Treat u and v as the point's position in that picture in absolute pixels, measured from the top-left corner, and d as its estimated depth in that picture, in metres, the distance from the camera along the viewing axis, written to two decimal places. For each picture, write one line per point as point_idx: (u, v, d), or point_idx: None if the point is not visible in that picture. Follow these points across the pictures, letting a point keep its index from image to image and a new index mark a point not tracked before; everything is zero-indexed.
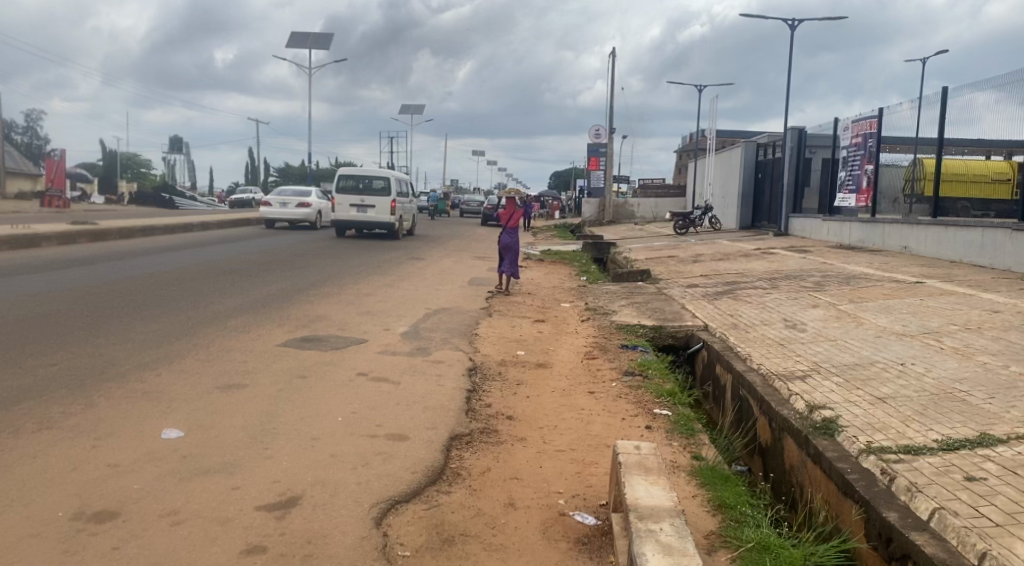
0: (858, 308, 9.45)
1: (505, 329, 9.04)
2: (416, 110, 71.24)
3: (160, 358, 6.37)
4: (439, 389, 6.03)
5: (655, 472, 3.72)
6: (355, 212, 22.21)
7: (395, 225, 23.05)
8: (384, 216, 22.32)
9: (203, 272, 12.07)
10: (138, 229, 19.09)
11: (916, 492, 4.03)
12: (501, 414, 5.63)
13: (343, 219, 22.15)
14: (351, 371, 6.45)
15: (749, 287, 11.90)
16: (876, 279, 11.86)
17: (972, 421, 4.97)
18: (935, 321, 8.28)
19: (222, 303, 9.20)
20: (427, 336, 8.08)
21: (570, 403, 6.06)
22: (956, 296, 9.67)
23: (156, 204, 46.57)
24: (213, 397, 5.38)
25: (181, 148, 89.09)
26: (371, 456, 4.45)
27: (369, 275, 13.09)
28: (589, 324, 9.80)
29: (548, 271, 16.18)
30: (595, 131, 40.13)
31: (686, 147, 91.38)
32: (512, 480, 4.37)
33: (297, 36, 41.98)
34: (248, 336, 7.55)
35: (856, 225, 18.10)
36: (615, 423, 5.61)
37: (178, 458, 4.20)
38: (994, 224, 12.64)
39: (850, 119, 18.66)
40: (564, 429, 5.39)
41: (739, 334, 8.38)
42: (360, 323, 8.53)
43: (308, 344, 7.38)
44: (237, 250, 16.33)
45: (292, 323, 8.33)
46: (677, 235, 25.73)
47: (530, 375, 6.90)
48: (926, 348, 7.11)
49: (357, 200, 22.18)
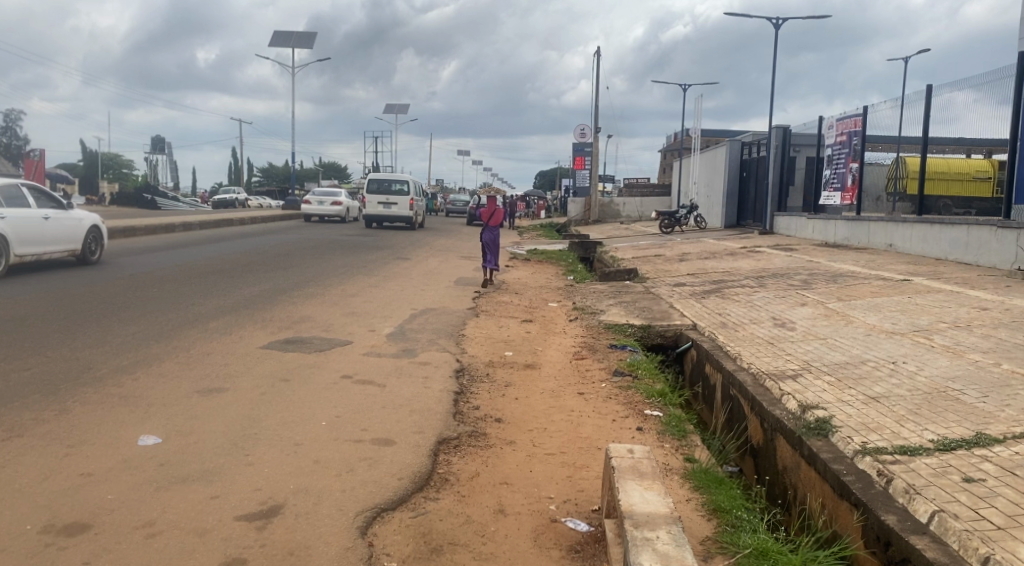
0: (847, 306, 9.40)
1: (493, 329, 8.92)
2: (399, 110, 70.97)
3: (138, 361, 6.21)
4: (425, 392, 5.90)
5: (649, 476, 3.63)
6: (381, 209, 26.74)
7: (415, 218, 27.70)
8: (404, 212, 26.84)
9: (184, 273, 11.90)
10: (119, 231, 18.89)
11: (915, 494, 3.96)
12: (489, 416, 5.52)
13: (371, 214, 26.82)
14: (336, 373, 6.32)
15: (736, 286, 11.84)
16: (863, 276, 11.83)
17: (968, 421, 4.90)
18: (924, 319, 8.22)
19: (204, 305, 9.07)
20: (414, 338, 7.95)
21: (559, 405, 5.96)
22: (943, 293, 9.64)
23: (138, 205, 46.28)
24: (192, 402, 5.23)
25: (163, 149, 88.22)
26: (356, 462, 4.32)
27: (353, 275, 12.97)
28: (576, 324, 9.70)
29: (534, 271, 16.08)
30: (580, 130, 40.11)
31: (669, 148, 91.60)
32: (502, 485, 4.26)
33: (281, 35, 41.76)
34: (230, 338, 7.41)
35: (841, 224, 18.08)
36: (606, 424, 5.52)
37: (155, 466, 4.06)
38: (979, 222, 12.64)
39: (834, 118, 18.67)
40: (555, 431, 5.29)
41: (728, 332, 8.31)
42: (344, 325, 8.40)
43: (292, 346, 7.25)
44: (220, 251, 16.17)
45: (275, 324, 8.20)
46: (663, 234, 25.66)
47: (518, 376, 6.79)
48: (917, 346, 7.05)
49: (382, 198, 26.74)
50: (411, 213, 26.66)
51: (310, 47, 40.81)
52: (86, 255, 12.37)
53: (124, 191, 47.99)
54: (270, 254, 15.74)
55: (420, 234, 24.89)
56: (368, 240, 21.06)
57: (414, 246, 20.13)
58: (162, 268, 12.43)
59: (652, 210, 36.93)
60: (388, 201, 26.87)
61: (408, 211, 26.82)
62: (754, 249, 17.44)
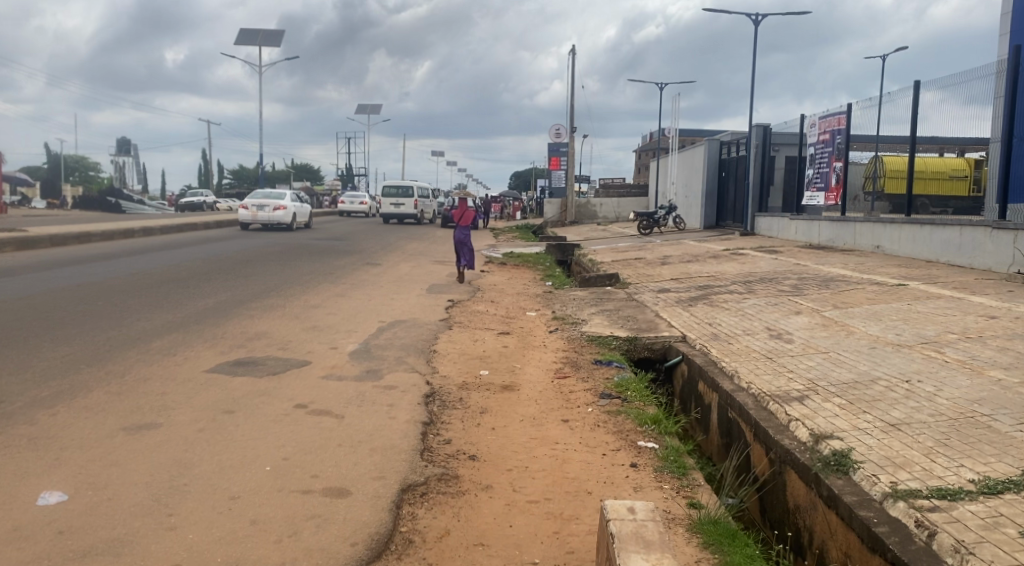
0: (844, 314, 8.81)
1: (466, 343, 8.22)
2: (371, 110, 70.21)
3: (62, 392, 5.46)
4: (390, 425, 5.19)
5: (658, 547, 2.97)
6: (391, 208, 32.50)
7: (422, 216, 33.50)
8: (412, 210, 32.76)
9: (135, 283, 11.11)
10: (71, 236, 17.99)
11: (968, 555, 3.37)
12: (461, 453, 4.84)
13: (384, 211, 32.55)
14: (289, 402, 5.61)
15: (723, 292, 11.23)
16: (855, 281, 11.29)
17: (1008, 456, 4.31)
18: (931, 328, 7.65)
19: (151, 319, 8.37)
20: (380, 355, 7.26)
21: (542, 436, 5.29)
22: (945, 300, 9.09)
23: (103, 208, 45.32)
24: (115, 445, 4.51)
25: (129, 150, 86.54)
26: (302, 522, 3.63)
27: (318, 284, 12.25)
28: (556, 335, 9.04)
29: (510, 275, 15.44)
30: (554, 130, 39.56)
31: (645, 148, 91.60)
32: (477, 547, 3.60)
33: (248, 33, 40.80)
34: (174, 360, 6.67)
35: (825, 225, 17.56)
36: (595, 459, 4.86)
37: (51, 535, 3.35)
38: (972, 222, 12.16)
39: (817, 116, 18.15)
40: (539, 472, 4.62)
41: (721, 346, 7.69)
42: (304, 342, 7.68)
43: (242, 368, 6.53)
44: (177, 256, 15.36)
45: (225, 342, 7.47)
46: (640, 236, 25.11)
47: (495, 401, 6.11)
48: (929, 361, 6.47)
49: (394, 200, 32.47)
50: (416, 212, 32.28)
51: (276, 44, 39.84)
52: (309, 224, 26.50)
53: (88, 194, 46.88)
54: (232, 260, 15.02)
55: (391, 237, 24.21)
56: (336, 243, 20.32)
57: (385, 250, 19.45)
58: (111, 278, 11.63)
59: (630, 210, 36.47)
60: (398, 202, 32.67)
61: (414, 212, 32.26)
62: (737, 251, 16.92)
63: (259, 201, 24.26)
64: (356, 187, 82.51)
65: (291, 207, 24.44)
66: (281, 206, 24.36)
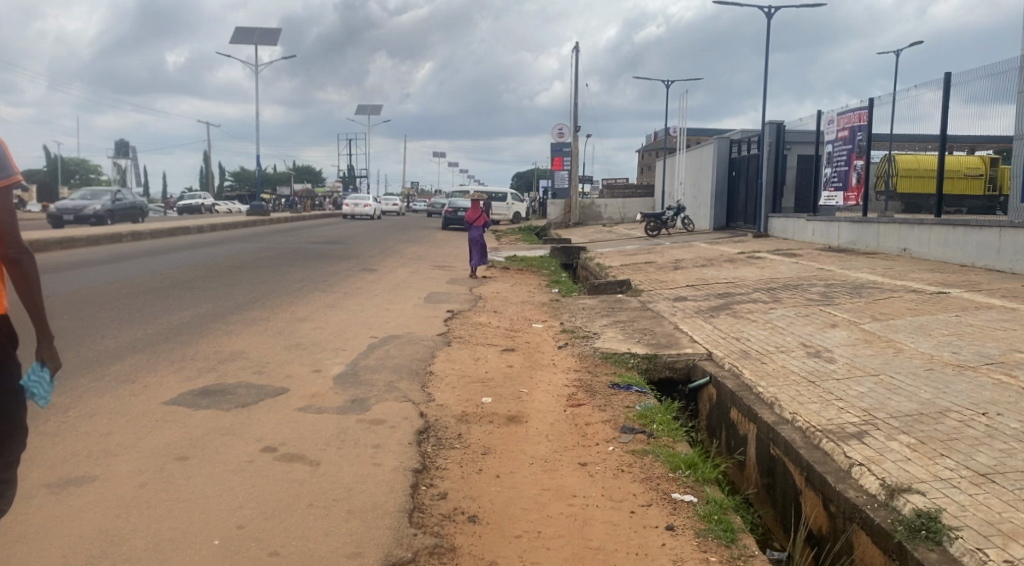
0: (887, 328, 7.94)
1: (467, 362, 7.36)
2: (372, 110, 70.06)
3: None
4: (376, 475, 4.32)
5: None
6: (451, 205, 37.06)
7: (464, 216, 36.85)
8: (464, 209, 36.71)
9: (110, 292, 10.30)
10: (55, 241, 17.18)
11: None
12: (460, 514, 3.97)
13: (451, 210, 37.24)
14: (255, 444, 4.74)
15: (745, 301, 10.33)
16: (888, 288, 10.43)
17: None
18: (993, 346, 6.77)
19: (115, 337, 7.52)
20: (369, 379, 6.41)
21: (556, 487, 4.42)
22: (997, 310, 8.22)
23: None
24: (29, 508, 3.66)
25: (128, 152, 85.89)
26: None
27: (308, 292, 11.43)
28: (566, 352, 8.15)
29: (513, 282, 14.55)
30: (555, 129, 38.71)
31: (648, 148, 91.54)
32: None
33: (243, 31, 40.00)
34: (131, 387, 5.82)
35: (844, 226, 16.64)
36: (622, 521, 3.99)
37: None
38: (1012, 224, 11.29)
39: (835, 111, 17.23)
40: (555, 541, 3.75)
41: (752, 365, 6.84)
42: (283, 363, 6.82)
43: (210, 398, 5.69)
44: (162, 263, 14.48)
45: (194, 365, 6.62)
46: (648, 237, 24.27)
47: (499, 437, 5.25)
48: (1002, 388, 5.58)
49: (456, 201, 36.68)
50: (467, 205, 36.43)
51: (275, 43, 39.08)
52: (378, 217, 41.38)
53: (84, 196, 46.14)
54: (218, 267, 14.08)
55: (389, 240, 23.30)
56: (332, 248, 19.42)
57: (383, 254, 18.71)
58: (86, 286, 10.83)
59: (636, 211, 35.65)
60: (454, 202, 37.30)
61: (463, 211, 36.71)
62: (753, 254, 16.04)
63: (355, 202, 40.31)
64: (358, 188, 81.80)
65: (373, 207, 40.22)
66: (367, 204, 40.57)
